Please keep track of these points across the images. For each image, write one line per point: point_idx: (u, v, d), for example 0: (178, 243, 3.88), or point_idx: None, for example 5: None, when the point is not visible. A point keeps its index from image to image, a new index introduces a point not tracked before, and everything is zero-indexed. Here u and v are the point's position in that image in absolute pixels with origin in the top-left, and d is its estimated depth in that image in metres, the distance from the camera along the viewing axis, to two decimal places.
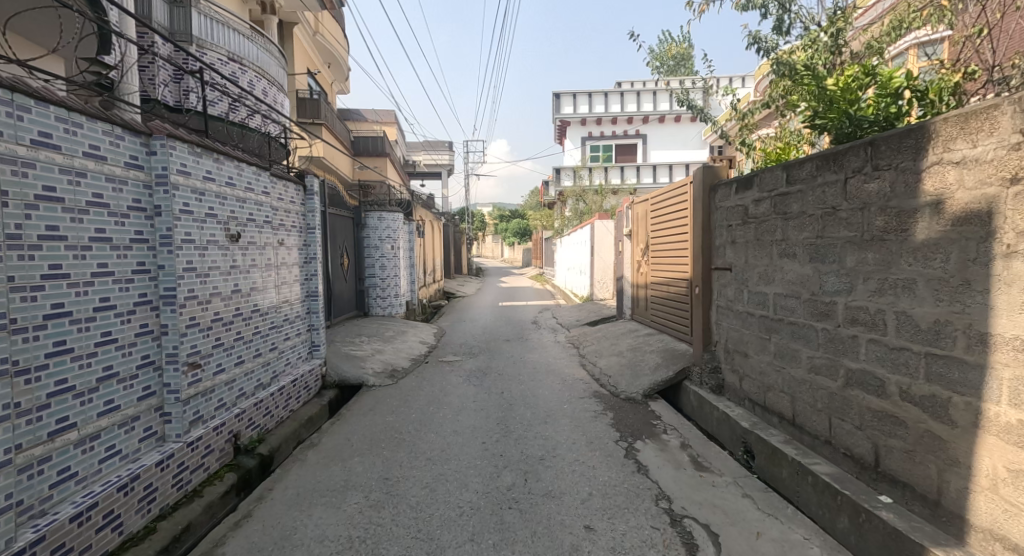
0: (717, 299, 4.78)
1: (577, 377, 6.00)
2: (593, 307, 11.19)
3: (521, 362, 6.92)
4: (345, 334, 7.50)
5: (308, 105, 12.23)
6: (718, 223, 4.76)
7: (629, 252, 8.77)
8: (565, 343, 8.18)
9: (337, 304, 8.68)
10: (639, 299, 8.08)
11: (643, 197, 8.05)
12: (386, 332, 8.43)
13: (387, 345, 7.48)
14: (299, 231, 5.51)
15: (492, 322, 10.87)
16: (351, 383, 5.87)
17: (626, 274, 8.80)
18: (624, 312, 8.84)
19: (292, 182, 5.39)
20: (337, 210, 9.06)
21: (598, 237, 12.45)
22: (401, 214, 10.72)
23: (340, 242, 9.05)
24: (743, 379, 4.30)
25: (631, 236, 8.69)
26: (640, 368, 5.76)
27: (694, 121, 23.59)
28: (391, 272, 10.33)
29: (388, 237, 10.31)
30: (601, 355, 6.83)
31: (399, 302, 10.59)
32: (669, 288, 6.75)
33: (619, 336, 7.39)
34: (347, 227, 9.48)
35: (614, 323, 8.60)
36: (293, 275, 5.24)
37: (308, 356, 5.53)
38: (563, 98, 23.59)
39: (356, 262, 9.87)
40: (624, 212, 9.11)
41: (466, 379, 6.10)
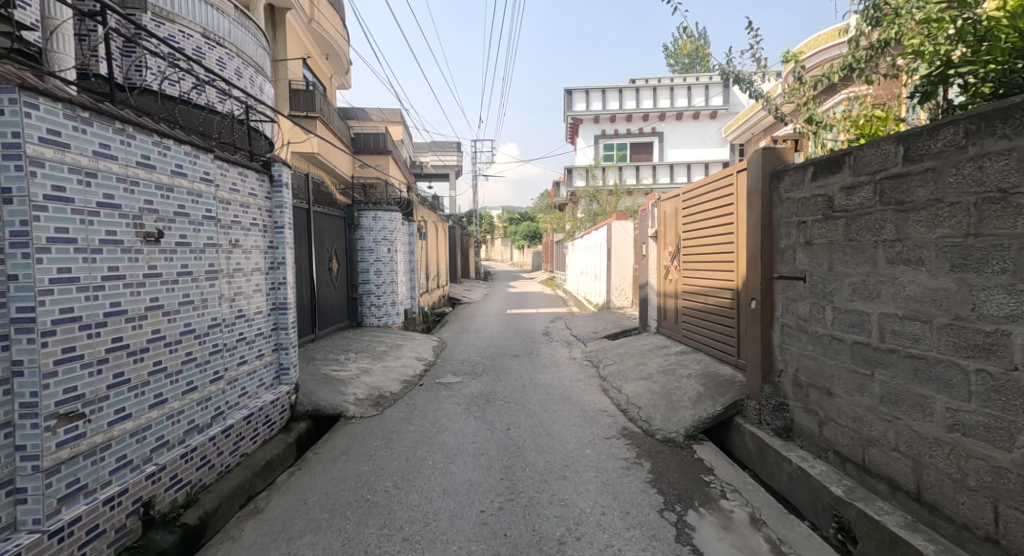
0: (783, 317, 3.75)
1: (600, 408, 4.98)
2: (610, 316, 10.17)
3: (532, 385, 5.92)
4: (329, 350, 6.54)
5: (302, 97, 11.38)
6: (784, 219, 3.73)
7: (655, 256, 7.75)
8: (581, 361, 7.16)
9: (324, 314, 7.75)
10: (669, 310, 7.04)
11: (672, 193, 7.02)
12: (379, 346, 7.48)
13: (378, 363, 6.53)
14: (264, 230, 4.56)
15: (500, 334, 9.87)
16: (328, 413, 4.90)
17: (651, 281, 7.79)
18: (650, 325, 7.81)
19: (254, 171, 4.44)
20: (326, 209, 8.14)
21: (616, 240, 11.48)
22: (399, 214, 9.80)
23: (329, 244, 8.11)
24: (825, 424, 3.27)
25: (656, 237, 7.68)
26: (677, 398, 4.73)
27: (714, 118, 22.50)
28: (387, 278, 9.40)
29: (384, 240, 9.39)
30: (626, 377, 5.81)
31: (396, 310, 9.65)
32: (710, 299, 5.73)
33: (646, 355, 6.36)
34: (337, 228, 8.56)
35: (637, 337, 7.58)
36: (252, 284, 4.29)
37: (274, 382, 4.58)
38: (575, 95, 22.61)
39: (347, 267, 8.93)
40: (646, 212, 8.10)
41: (466, 409, 5.11)
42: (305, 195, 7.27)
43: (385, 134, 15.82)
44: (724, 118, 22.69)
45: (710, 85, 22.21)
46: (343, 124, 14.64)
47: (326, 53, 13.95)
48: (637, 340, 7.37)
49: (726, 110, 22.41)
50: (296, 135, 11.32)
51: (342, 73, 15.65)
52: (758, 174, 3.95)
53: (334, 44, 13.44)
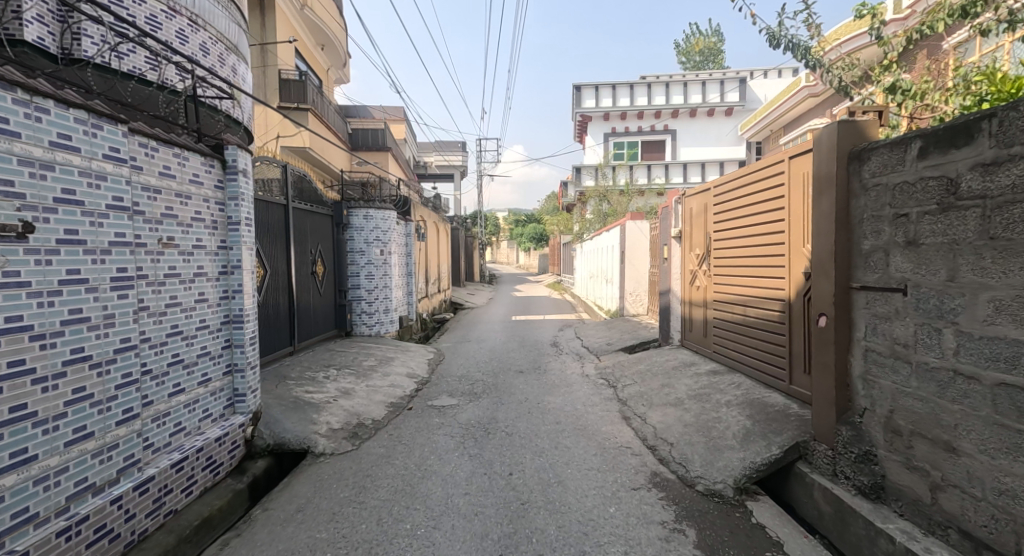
0: (866, 339, 2.88)
1: (621, 445, 4.12)
2: (625, 326, 9.29)
3: (539, 411, 5.05)
4: (307, 368, 5.71)
5: (292, 88, 10.70)
6: (869, 212, 2.86)
7: (678, 260, 6.87)
8: (595, 379, 6.29)
9: (305, 323, 6.95)
10: (699, 321, 6.17)
11: (700, 187, 6.14)
12: (367, 361, 6.65)
13: (363, 383, 5.68)
14: (212, 228, 3.74)
15: (503, 344, 9.02)
16: (294, 448, 4.06)
17: (675, 287, 6.92)
18: (673, 338, 6.94)
19: (198, 153, 3.63)
20: (310, 206, 7.34)
21: (630, 240, 10.62)
22: (393, 212, 8.99)
23: (312, 245, 7.31)
24: (944, 490, 2.39)
25: (680, 238, 6.80)
26: (717, 434, 3.85)
27: (729, 115, 21.61)
28: (379, 283, 8.59)
29: (376, 240, 8.57)
30: (650, 403, 4.94)
31: (390, 318, 8.82)
32: (749, 311, 4.87)
33: (671, 376, 5.48)
34: (323, 227, 7.75)
35: (658, 353, 6.69)
36: (193, 295, 3.48)
37: (224, 413, 3.77)
38: (584, 92, 21.83)
39: (335, 271, 8.12)
40: (668, 209, 7.23)
41: (460, 442, 4.26)
42: (284, 188, 6.48)
43: (384, 129, 15.06)
44: (739, 116, 21.79)
45: (725, 81, 21.30)
46: (338, 118, 13.88)
47: (321, 43, 13.20)
48: (659, 356, 6.49)
49: (742, 107, 21.51)
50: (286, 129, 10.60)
51: (339, 66, 14.91)
52: (830, 156, 3.09)
53: (329, 33, 12.69)
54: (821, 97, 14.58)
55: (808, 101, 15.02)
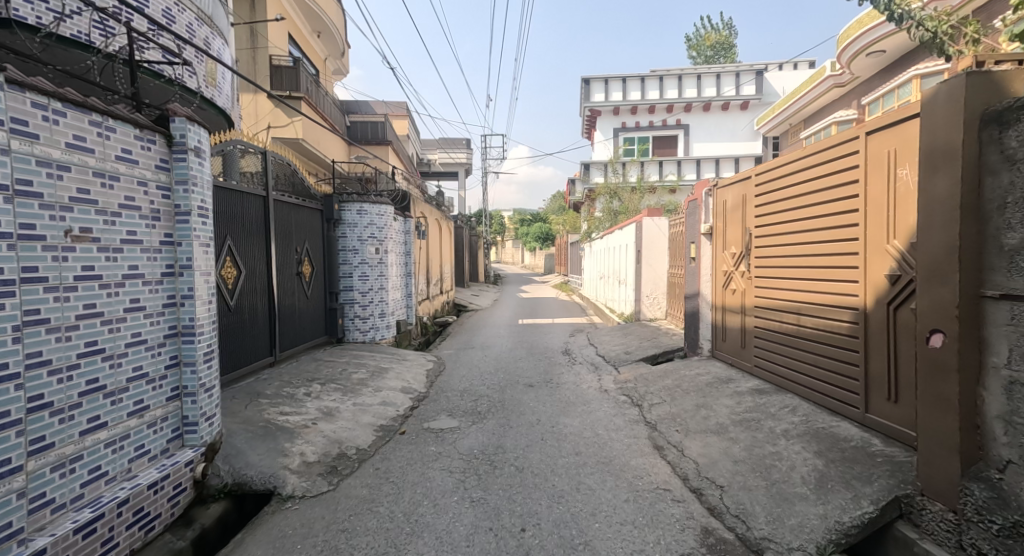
0: (1011, 368, 2.11)
1: (657, 486, 3.36)
2: (643, 333, 8.52)
3: (554, 436, 4.31)
4: (286, 384, 4.99)
5: (285, 76, 10.10)
6: (1018, 192, 2.09)
7: (709, 260, 6.11)
8: (615, 395, 5.53)
9: (290, 330, 6.25)
10: (737, 330, 5.42)
11: (737, 176, 5.37)
12: (359, 373, 5.92)
13: (351, 401, 4.95)
14: (153, 220, 3.01)
15: (510, 352, 8.26)
16: (257, 488, 3.32)
17: (705, 291, 6.16)
18: (703, 348, 6.18)
19: (132, 123, 2.87)
20: (296, 199, 6.61)
21: (647, 238, 9.80)
22: (390, 207, 8.24)
23: (298, 242, 6.58)
24: None
25: (712, 235, 6.04)
26: (781, 476, 3.09)
27: (744, 109, 20.83)
28: (373, 285, 7.87)
29: (371, 238, 7.84)
30: (685, 429, 4.18)
31: (387, 323, 8.11)
32: (804, 319, 4.11)
33: (707, 397, 4.71)
34: (312, 223, 7.03)
35: (686, 366, 5.93)
36: (122, 304, 2.76)
37: (168, 447, 3.05)
38: (592, 85, 21.03)
39: (325, 272, 7.40)
40: (696, 202, 6.44)
41: (459, 481, 3.51)
42: (264, 176, 5.75)
43: (385, 121, 14.43)
44: (754, 110, 20.95)
45: (741, 74, 20.45)
46: (336, 110, 13.28)
47: (317, 31, 12.54)
48: (688, 370, 5.72)
49: (759, 101, 20.66)
50: (278, 119, 10.02)
51: (337, 55, 14.25)
52: (952, 121, 2.33)
53: (326, 21, 12.04)
54: (847, 87, 13.74)
55: (833, 92, 14.16)
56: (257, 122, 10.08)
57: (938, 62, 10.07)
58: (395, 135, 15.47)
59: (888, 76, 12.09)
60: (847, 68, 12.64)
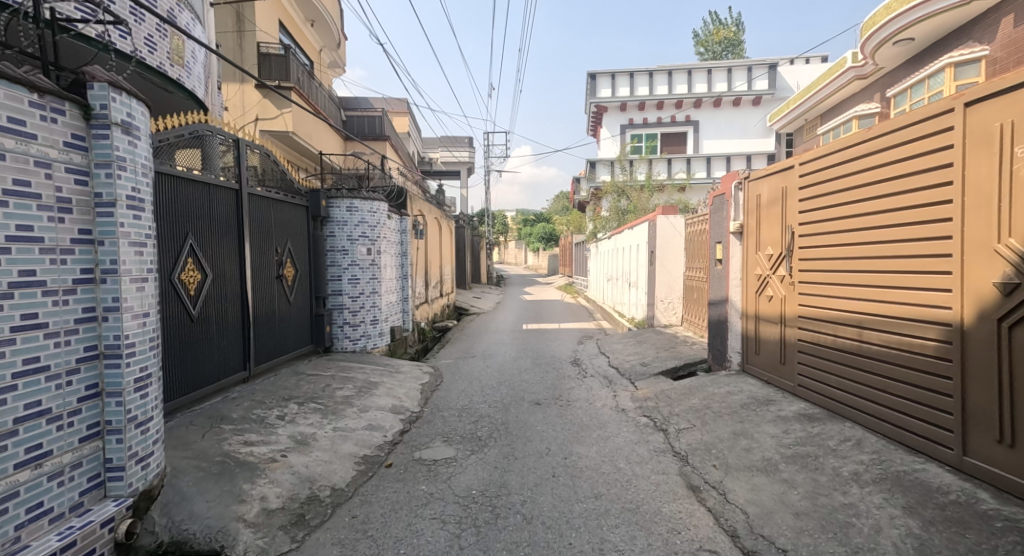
0: None
1: (700, 543, 2.70)
2: (659, 341, 7.85)
3: (568, 472, 3.64)
4: (257, 405, 4.33)
5: (274, 64, 9.52)
6: None
7: (739, 262, 5.45)
8: (635, 417, 4.86)
9: (270, 341, 5.60)
10: (774, 342, 4.77)
11: (776, 165, 4.70)
12: (345, 389, 5.27)
13: (332, 424, 4.29)
14: (58, 214, 2.36)
15: (514, 362, 7.60)
16: (201, 548, 2.66)
17: (734, 297, 5.50)
18: (732, 361, 5.49)
19: (25, 86, 2.21)
20: (277, 194, 5.97)
21: (662, 238, 9.13)
22: (384, 204, 7.61)
23: (279, 242, 5.94)
24: None
25: (742, 233, 5.37)
26: (863, 539, 2.42)
27: (757, 105, 20.16)
28: (365, 289, 7.23)
29: (362, 238, 7.20)
30: (724, 465, 3.51)
31: (380, 330, 7.47)
32: (867, 334, 3.45)
33: (746, 424, 4.04)
34: (296, 221, 6.39)
35: (714, 382, 5.25)
36: (8, 321, 2.15)
37: (81, 502, 2.40)
38: (599, 80, 20.39)
39: (312, 274, 6.75)
40: (723, 197, 5.75)
41: (453, 535, 2.85)
42: (237, 167, 5.08)
43: (383, 116, 13.81)
44: (767, 106, 20.25)
45: (753, 68, 19.74)
46: (331, 103, 12.65)
47: (310, 20, 11.90)
48: (717, 389, 5.05)
49: (772, 96, 19.97)
50: (266, 110, 9.40)
51: (333, 47, 13.62)
52: None
53: (320, 9, 11.40)
54: (869, 79, 13.10)
55: (854, 84, 13.49)
56: (244, 113, 9.49)
57: (974, 50, 9.51)
58: (394, 130, 14.83)
59: (915, 66, 11.44)
60: (870, 59, 11.99)
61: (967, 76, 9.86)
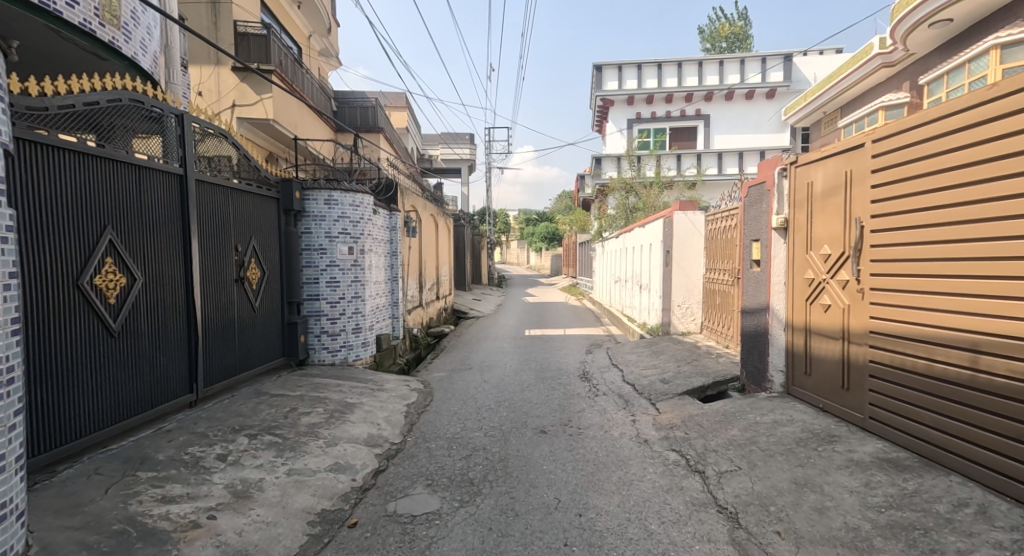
0: None
1: None
2: (678, 353, 6.99)
3: (585, 538, 2.79)
4: (195, 442, 3.48)
5: (253, 46, 8.73)
6: None
7: (783, 263, 4.59)
8: (661, 453, 3.99)
9: (229, 356, 4.76)
10: (831, 363, 3.91)
11: (836, 144, 3.85)
12: (312, 414, 4.42)
13: (287, 466, 3.43)
14: None
15: (516, 375, 6.74)
16: None
17: (777, 305, 4.65)
18: (774, 382, 4.63)
19: None
20: (239, 182, 5.11)
21: (679, 237, 8.27)
22: (369, 197, 6.76)
23: (242, 239, 5.10)
24: None
25: (788, 229, 4.51)
26: None
27: (771, 98, 19.27)
28: (346, 293, 6.39)
29: (342, 236, 6.35)
30: (793, 533, 2.65)
31: (364, 340, 6.63)
32: (992, 360, 2.63)
33: (810, 471, 3.16)
34: (264, 214, 5.54)
35: (755, 408, 4.38)
36: None
37: None
38: (605, 72, 19.51)
39: (284, 276, 5.90)
40: (763, 187, 4.87)
41: None
42: (181, 147, 4.21)
43: (376, 106, 13.00)
44: (781, 99, 19.33)
45: (767, 59, 18.80)
46: (319, 92, 11.83)
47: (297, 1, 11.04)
48: (760, 417, 4.17)
49: (787, 89, 19.06)
50: (245, 95, 8.57)
51: (323, 33, 12.77)
52: None
53: None
54: (897, 67, 12.22)
55: (881, 72, 12.60)
56: (219, 99, 8.62)
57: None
58: (388, 123, 13.98)
59: (951, 51, 10.59)
60: (901, 44, 11.14)
61: (1015, 59, 8.96)
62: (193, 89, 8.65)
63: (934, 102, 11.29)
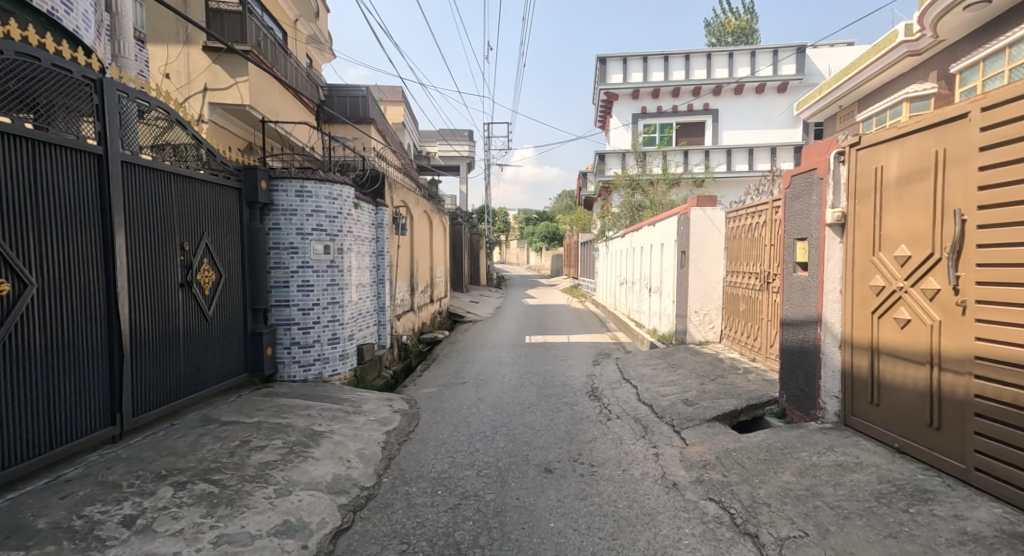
0: None
1: None
2: (699, 367, 6.18)
3: None
4: (97, 499, 2.67)
5: (227, 24, 7.98)
6: None
7: (839, 267, 3.80)
8: (698, 504, 3.18)
9: (170, 376, 3.96)
10: (915, 393, 3.11)
11: (923, 118, 3.05)
12: (266, 450, 3.61)
13: (216, 530, 2.62)
14: None
15: (515, 392, 5.93)
16: None
17: (831, 317, 3.84)
18: (828, 411, 3.82)
19: None
20: (187, 167, 4.31)
21: (696, 236, 7.46)
22: (349, 188, 5.95)
23: (191, 234, 4.30)
24: None
25: (846, 225, 3.71)
26: None
27: (782, 92, 18.46)
28: (320, 299, 5.59)
29: (317, 233, 5.55)
30: None
31: (342, 352, 5.83)
32: None
33: (909, 548, 2.36)
34: (222, 206, 4.74)
35: (809, 445, 3.57)
36: None
37: None
38: (608, 64, 18.71)
39: (248, 279, 5.10)
40: (813, 176, 4.06)
41: None
42: (102, 121, 3.39)
43: (367, 95, 12.23)
44: (793, 93, 18.49)
45: (779, 51, 17.98)
46: (304, 78, 11.04)
47: None
48: (818, 457, 3.37)
49: (800, 82, 18.26)
50: (217, 79, 7.77)
51: (310, 18, 11.94)
52: None
53: None
54: (924, 55, 11.42)
55: (905, 61, 11.80)
56: (188, 83, 7.80)
57: None
58: (380, 113, 13.18)
59: (987, 35, 9.78)
60: (930, 30, 10.34)
61: None
62: (159, 70, 7.82)
63: (966, 92, 10.50)
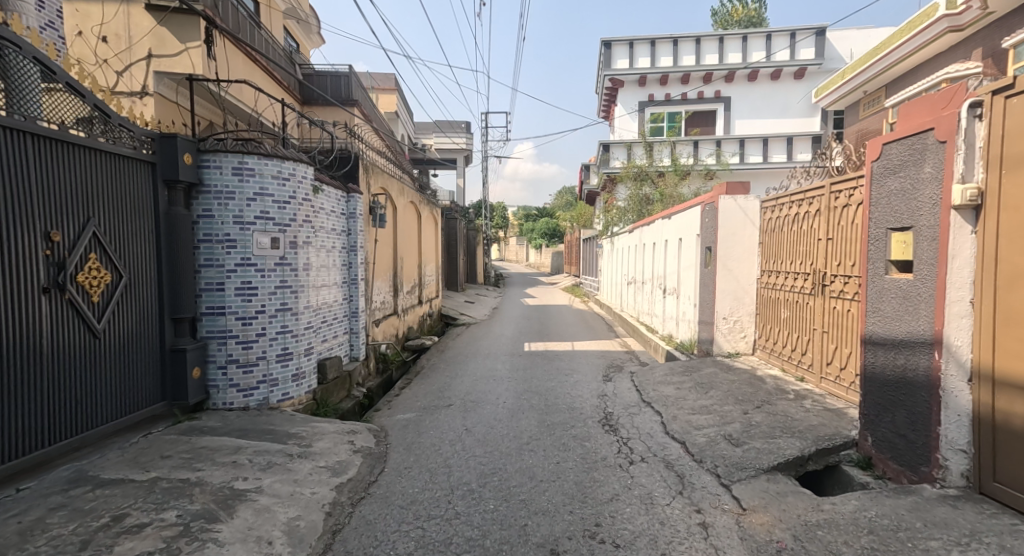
0: None
1: None
2: (736, 389, 5.06)
3: None
4: None
5: None
6: None
7: (971, 267, 2.66)
8: None
9: (27, 418, 2.84)
10: None
11: None
12: (145, 534, 2.47)
13: None
14: None
15: (511, 421, 4.80)
16: None
17: (955, 338, 2.70)
18: (951, 473, 2.69)
19: None
20: (56, 127, 3.12)
21: (726, 229, 6.30)
22: (305, 166, 4.79)
23: (71, 219, 3.17)
24: None
25: (985, 207, 2.57)
26: None
27: (799, 78, 17.32)
28: (266, 305, 4.45)
29: (261, 221, 4.40)
30: None
31: (296, 372, 4.69)
32: None
33: None
34: (124, 184, 3.59)
35: (937, 528, 2.44)
36: None
37: None
38: (614, 49, 17.55)
39: (167, 280, 3.96)
40: (926, 140, 2.89)
41: None
42: None
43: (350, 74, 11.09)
44: (811, 80, 17.35)
45: (797, 33, 16.81)
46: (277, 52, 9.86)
47: None
48: None
49: (818, 68, 17.10)
50: (164, 43, 6.62)
51: None
52: None
53: None
54: (966, 31, 10.25)
55: (944, 38, 10.62)
56: (130, 47, 6.63)
57: None
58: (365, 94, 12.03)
59: None
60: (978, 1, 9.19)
61: None
62: (92, 32, 6.60)
63: (1020, 70, 9.34)
